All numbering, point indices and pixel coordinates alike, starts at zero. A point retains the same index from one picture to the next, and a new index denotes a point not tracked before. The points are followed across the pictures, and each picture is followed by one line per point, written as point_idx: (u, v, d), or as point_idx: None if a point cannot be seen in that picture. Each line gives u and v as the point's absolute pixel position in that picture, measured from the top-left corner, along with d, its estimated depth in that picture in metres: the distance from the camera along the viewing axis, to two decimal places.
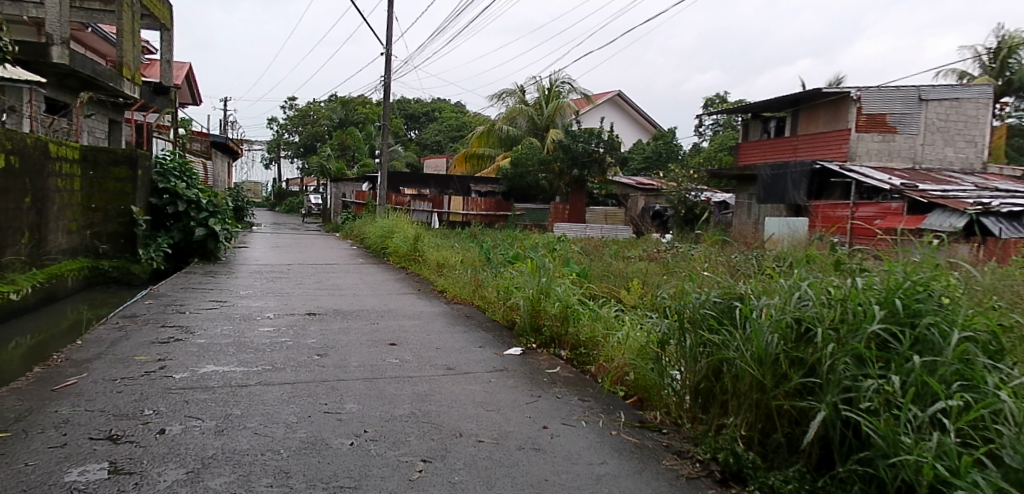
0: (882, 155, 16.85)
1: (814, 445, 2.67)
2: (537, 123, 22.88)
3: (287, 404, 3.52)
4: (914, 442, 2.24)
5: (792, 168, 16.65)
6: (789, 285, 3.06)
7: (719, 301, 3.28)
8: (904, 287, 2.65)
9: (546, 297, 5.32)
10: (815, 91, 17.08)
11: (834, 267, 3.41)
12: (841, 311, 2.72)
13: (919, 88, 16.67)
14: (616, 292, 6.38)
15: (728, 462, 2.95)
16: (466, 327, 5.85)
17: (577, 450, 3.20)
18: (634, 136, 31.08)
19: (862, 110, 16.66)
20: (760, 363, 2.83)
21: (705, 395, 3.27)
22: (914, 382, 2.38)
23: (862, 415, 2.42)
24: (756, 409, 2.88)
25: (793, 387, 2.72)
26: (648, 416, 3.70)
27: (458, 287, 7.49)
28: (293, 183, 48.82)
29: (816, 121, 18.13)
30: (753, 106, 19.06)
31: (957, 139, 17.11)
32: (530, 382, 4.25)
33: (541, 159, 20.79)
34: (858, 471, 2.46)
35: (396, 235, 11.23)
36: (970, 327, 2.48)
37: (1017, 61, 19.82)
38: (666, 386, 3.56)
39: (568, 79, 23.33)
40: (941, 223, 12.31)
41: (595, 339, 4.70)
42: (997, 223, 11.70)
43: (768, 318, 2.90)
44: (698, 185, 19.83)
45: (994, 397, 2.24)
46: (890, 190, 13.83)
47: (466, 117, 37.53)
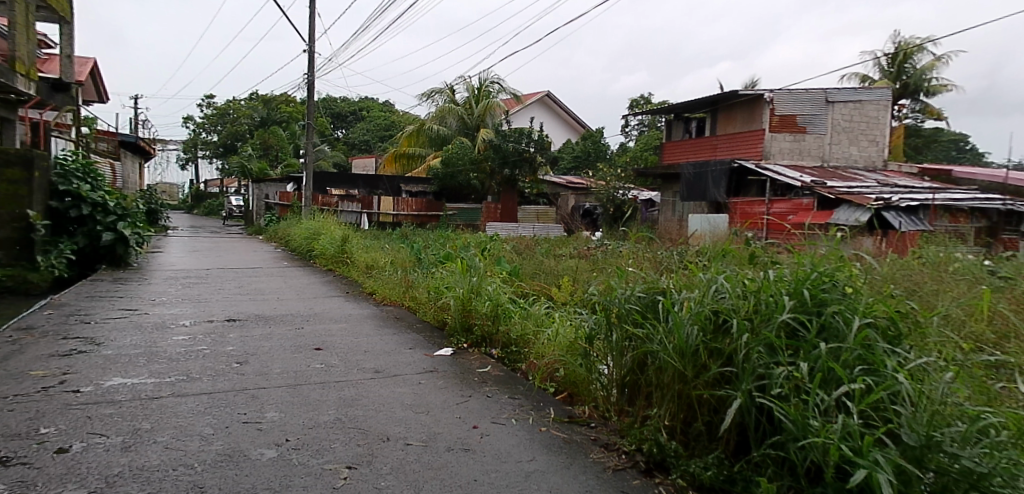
0: (794, 154, 17.74)
1: (731, 432, 2.78)
2: (466, 123, 22.77)
3: (202, 415, 3.37)
4: (821, 424, 2.36)
5: (712, 167, 17.32)
6: (708, 278, 3.16)
7: (643, 296, 3.36)
8: (811, 278, 2.79)
9: (477, 296, 5.30)
10: (732, 93, 17.78)
11: (749, 260, 3.56)
12: (755, 302, 2.84)
13: (825, 90, 17.59)
14: (547, 290, 6.42)
15: (652, 451, 3.02)
16: (396, 328, 5.77)
17: (507, 448, 3.22)
18: (564, 136, 31.54)
19: (775, 111, 17.49)
20: (681, 355, 2.92)
21: (631, 388, 3.34)
22: (820, 368, 2.51)
23: (773, 401, 2.53)
24: (678, 399, 2.96)
25: (712, 376, 2.82)
26: (577, 410, 3.75)
27: (388, 287, 7.40)
28: (213, 183, 46.85)
29: (734, 122, 18.91)
30: (675, 107, 19.62)
31: (862, 139, 18.14)
32: (460, 382, 4.23)
33: (472, 158, 20.69)
34: (770, 455, 2.57)
35: (323, 237, 10.98)
36: (870, 314, 2.65)
37: (912, 66, 21.25)
38: (594, 380, 3.61)
39: (497, 78, 23.34)
40: (847, 217, 13.11)
41: (526, 337, 4.73)
42: (896, 217, 12.55)
43: (688, 310, 3.00)
44: (626, 184, 20.22)
45: (892, 379, 2.40)
46: (801, 187, 14.58)
47: (395, 116, 37.05)
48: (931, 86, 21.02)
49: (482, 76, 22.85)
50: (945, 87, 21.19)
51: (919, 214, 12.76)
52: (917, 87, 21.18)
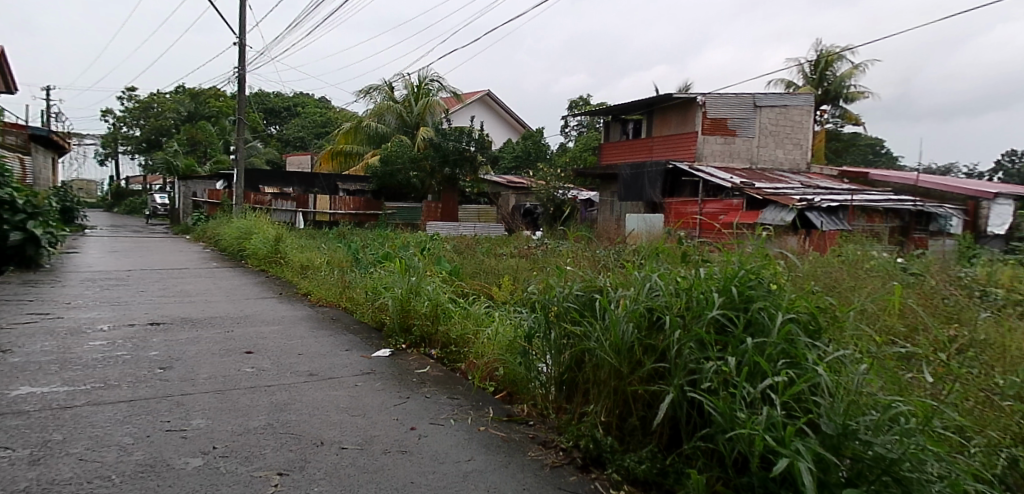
0: (725, 155, 18.35)
1: (664, 426, 2.84)
2: (405, 121, 22.49)
3: (121, 424, 3.20)
4: (747, 416, 2.45)
5: (648, 167, 17.72)
6: (642, 276, 3.23)
7: (581, 294, 3.40)
8: (739, 275, 2.89)
9: (415, 296, 5.24)
10: (666, 96, 18.24)
11: (681, 258, 3.65)
12: (686, 300, 2.92)
13: (754, 95, 18.26)
14: (487, 289, 6.42)
15: (589, 447, 3.05)
16: (332, 330, 5.65)
17: (444, 448, 3.19)
18: (504, 135, 31.61)
19: (707, 114, 18.06)
20: (616, 352, 2.97)
21: (569, 385, 3.37)
22: (747, 362, 2.60)
23: (704, 395, 2.61)
24: (614, 395, 3.01)
25: (646, 372, 2.88)
26: (516, 408, 3.76)
27: (323, 288, 7.23)
28: (135, 180, 44.64)
29: (669, 124, 19.43)
30: (613, 108, 19.95)
31: (787, 142, 18.91)
32: (398, 383, 4.18)
33: (411, 157, 20.42)
34: (701, 448, 2.65)
35: (255, 236, 10.63)
36: (792, 310, 2.76)
37: (832, 73, 22.30)
38: (533, 378, 3.64)
39: (436, 76, 23.16)
40: (774, 217, 13.65)
41: (465, 336, 4.70)
42: (819, 217, 13.19)
43: (624, 308, 3.05)
44: (565, 184, 20.40)
45: (812, 372, 2.50)
46: (731, 188, 15.10)
47: (331, 112, 36.26)
48: (850, 93, 22.15)
49: (421, 73, 22.62)
50: (863, 94, 22.34)
51: (839, 214, 13.41)
52: (837, 93, 22.27)
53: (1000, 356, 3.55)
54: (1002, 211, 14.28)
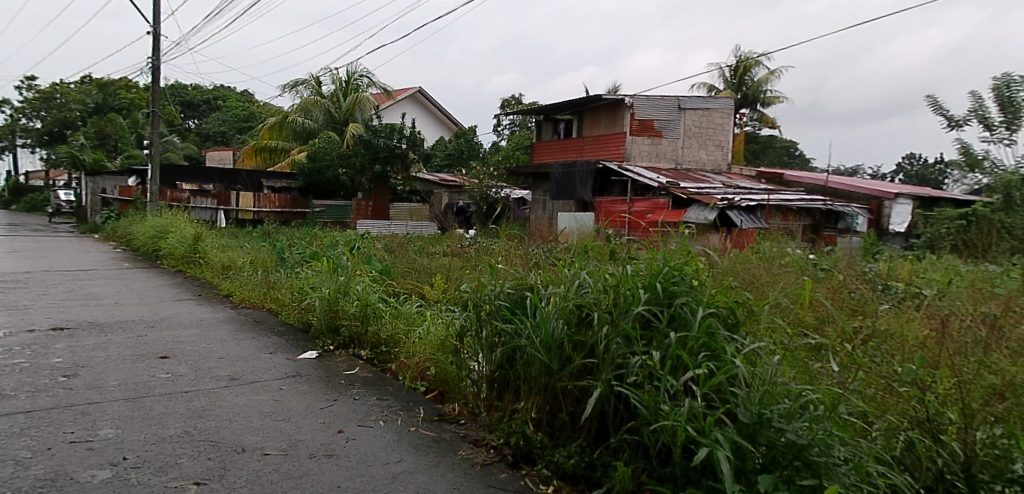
0: (652, 156, 18.85)
1: (592, 420, 2.88)
2: (334, 116, 21.95)
3: (18, 436, 2.99)
4: (671, 408, 2.52)
5: (579, 167, 18.01)
6: (572, 274, 3.28)
7: (512, 292, 3.42)
8: (663, 272, 2.98)
9: (344, 296, 5.13)
10: (596, 97, 18.57)
11: (609, 255, 3.72)
12: (614, 296, 2.98)
13: (679, 97, 18.84)
14: (420, 288, 6.34)
15: (519, 444, 3.07)
16: (255, 332, 5.45)
17: (373, 451, 3.13)
18: (436, 133, 31.37)
19: (634, 116, 18.52)
20: (547, 348, 3.01)
21: (499, 383, 3.37)
22: (670, 355, 2.68)
23: (630, 389, 2.66)
24: (544, 392, 3.04)
25: (576, 368, 2.92)
26: (447, 408, 3.72)
27: (247, 289, 6.96)
28: (36, 176, 41.66)
29: (598, 124, 19.79)
30: (544, 107, 20.14)
31: (710, 144, 19.58)
32: (325, 386, 4.07)
33: (340, 153, 19.95)
34: (627, 440, 2.71)
35: (171, 235, 10.13)
36: (713, 305, 2.86)
37: (750, 79, 23.24)
38: (465, 377, 3.62)
39: (365, 71, 22.72)
40: (698, 217, 14.09)
41: (396, 337, 4.62)
42: (739, 216, 13.73)
43: (554, 305, 3.09)
44: (499, 182, 20.40)
45: (730, 363, 2.60)
46: (658, 188, 15.54)
47: (255, 107, 34.98)
48: (767, 97, 23.19)
49: (349, 69, 22.15)
50: (778, 99, 23.40)
51: (756, 213, 14.03)
52: (756, 97, 23.26)
53: (899, 345, 3.79)
54: (902, 211, 15.33)
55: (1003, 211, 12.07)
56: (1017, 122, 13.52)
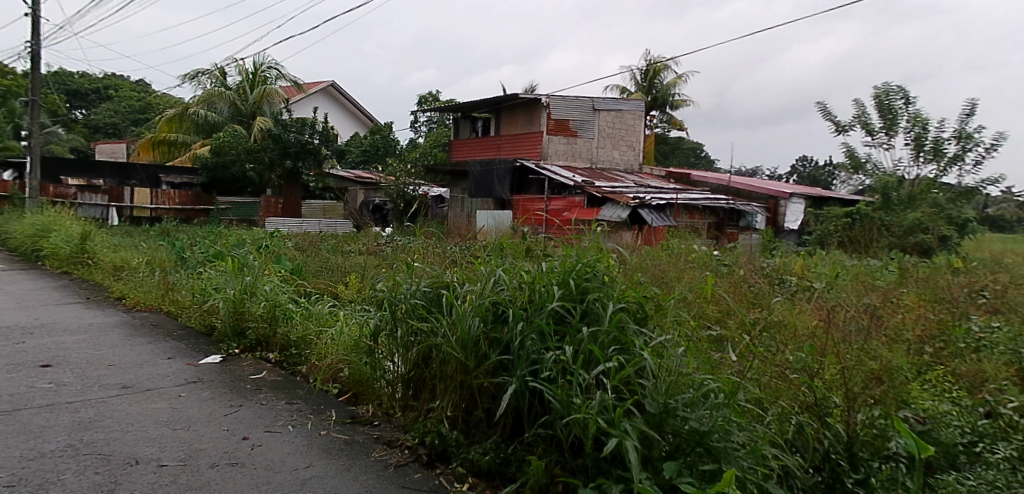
0: (568, 155, 19.19)
1: (507, 416, 2.90)
2: (240, 109, 20.97)
3: None
4: (583, 401, 2.57)
5: (497, 165, 18.10)
6: (488, 271, 3.30)
7: (428, 290, 3.39)
8: (576, 269, 3.05)
9: (251, 297, 4.90)
10: (513, 96, 18.72)
11: (525, 253, 3.76)
12: (529, 293, 3.03)
13: (593, 98, 19.26)
14: (333, 288, 6.17)
15: (433, 443, 3.04)
16: (151, 337, 5.13)
17: (280, 457, 3.02)
18: (350, 129, 30.60)
19: (550, 115, 18.81)
20: (462, 347, 3.00)
21: (415, 382, 3.34)
22: (582, 350, 2.75)
23: (544, 384, 2.70)
24: (460, 389, 3.03)
25: (491, 365, 2.93)
26: (360, 410, 3.64)
27: (142, 291, 6.54)
28: None
29: (515, 123, 19.97)
30: (461, 105, 20.10)
31: (623, 144, 20.09)
32: (229, 391, 3.89)
33: (248, 148, 19.07)
34: (541, 434, 2.74)
35: (55, 233, 9.35)
36: (623, 300, 2.96)
37: (659, 82, 24.08)
38: (379, 378, 3.56)
39: (274, 63, 21.90)
40: (612, 215, 14.50)
41: (308, 338, 4.47)
42: (650, 214, 14.21)
43: (470, 303, 3.10)
44: (416, 179, 20.01)
45: (639, 357, 2.69)
46: (574, 186, 15.87)
47: (152, 97, 32.88)
48: (676, 100, 24.09)
49: (256, 59, 21.21)
50: (686, 102, 24.37)
51: (666, 211, 14.55)
52: (665, 100, 24.12)
53: (792, 334, 4.06)
54: (796, 209, 16.27)
55: (883, 210, 13.12)
56: (895, 128, 14.72)
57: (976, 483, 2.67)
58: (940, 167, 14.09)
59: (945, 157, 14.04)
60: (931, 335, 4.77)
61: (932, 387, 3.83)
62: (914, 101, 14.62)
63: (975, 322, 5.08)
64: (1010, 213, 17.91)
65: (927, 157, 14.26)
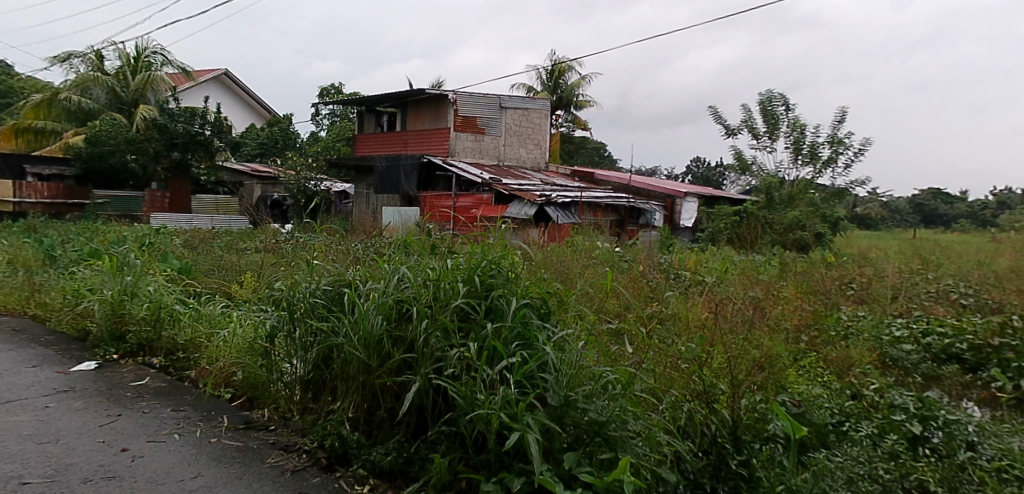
0: (474, 152, 19.21)
1: (410, 415, 2.87)
2: (119, 96, 19.45)
3: None
4: (486, 396, 2.59)
5: (403, 161, 17.85)
6: (391, 270, 3.26)
7: (329, 289, 3.31)
8: (481, 265, 3.07)
9: (131, 298, 4.58)
10: (419, 92, 18.54)
11: (429, 250, 3.73)
12: (434, 290, 3.01)
13: (500, 96, 19.39)
14: (226, 287, 5.88)
15: (334, 446, 2.95)
16: (13, 344, 4.67)
17: (164, 468, 2.85)
18: (245, 120, 29.15)
19: (457, 112, 18.79)
20: (365, 346, 2.94)
21: (315, 384, 3.23)
22: (486, 346, 2.77)
23: (448, 381, 2.69)
24: (362, 390, 2.97)
25: (395, 364, 2.89)
26: (254, 414, 3.48)
27: (5, 293, 5.94)
28: None
29: (421, 119, 19.78)
30: (365, 99, 19.64)
31: (529, 143, 20.30)
32: (106, 400, 3.61)
33: (129, 138, 17.72)
34: (444, 432, 2.74)
35: None
36: (527, 296, 3.00)
37: (564, 82, 24.54)
38: (275, 381, 3.42)
39: (159, 48, 20.43)
40: (518, 212, 14.63)
41: (197, 341, 4.23)
42: (555, 211, 14.48)
43: (373, 301, 3.04)
44: (318, 174, 19.34)
45: (541, 351, 2.74)
46: (482, 184, 15.90)
47: (17, 80, 29.82)
48: (579, 100, 24.63)
49: (139, 43, 19.73)
50: (589, 103, 24.98)
51: (571, 208, 14.89)
52: (569, 100, 24.62)
53: (684, 326, 4.25)
54: (690, 208, 17.12)
55: (767, 208, 14.04)
56: (777, 132, 15.77)
57: (843, 459, 2.93)
58: (816, 170, 15.21)
59: (820, 160, 15.19)
60: (807, 324, 5.15)
61: (806, 372, 4.15)
62: (793, 108, 15.72)
63: (844, 312, 5.56)
64: (875, 212, 19.67)
65: (805, 160, 15.37)
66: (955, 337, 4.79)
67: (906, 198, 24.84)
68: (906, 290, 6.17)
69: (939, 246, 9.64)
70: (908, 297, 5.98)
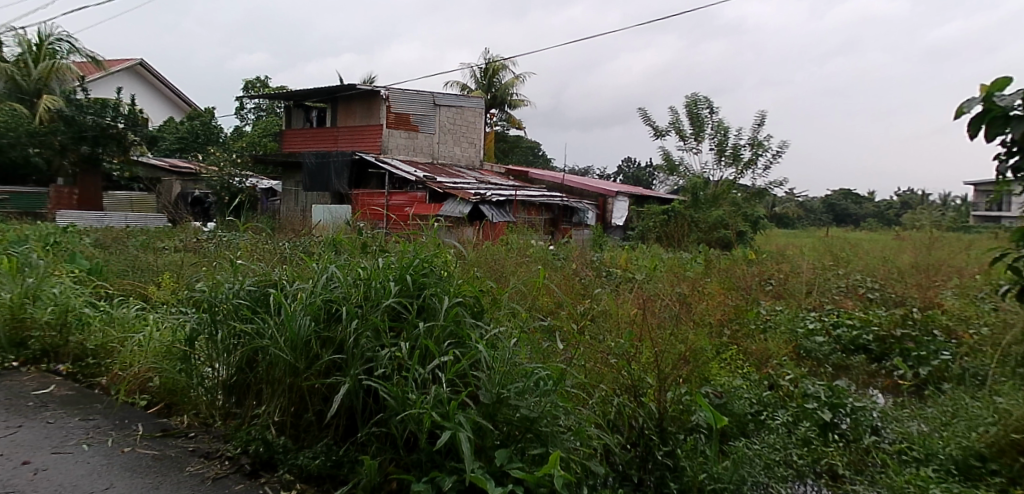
0: (408, 150, 18.99)
1: (340, 418, 2.81)
2: (20, 85, 18.14)
3: None
4: (418, 396, 2.56)
5: (334, 158, 17.46)
6: (319, 269, 3.19)
7: (253, 290, 3.21)
8: (413, 264, 3.05)
9: (33, 301, 4.29)
10: (350, 88, 18.19)
11: (360, 248, 3.67)
12: (365, 290, 2.96)
13: (433, 93, 19.26)
14: (142, 289, 5.59)
15: (259, 452, 2.86)
16: None
17: (71, 481, 2.69)
18: (163, 113, 27.77)
19: (390, 108, 18.54)
20: (292, 348, 2.86)
21: (239, 388, 3.12)
22: (418, 346, 2.75)
23: (378, 381, 2.65)
24: (289, 393, 2.89)
25: (323, 365, 2.83)
26: (173, 422, 3.32)
27: None
28: None
29: (353, 115, 19.41)
30: (293, 93, 19.09)
31: (463, 141, 20.23)
32: (5, 411, 3.37)
33: (32, 131, 16.55)
34: (375, 433, 2.70)
35: None
36: (460, 295, 3.00)
37: (498, 81, 24.57)
38: (195, 386, 3.28)
39: (65, 35, 19.05)
40: (452, 210, 14.53)
41: (109, 346, 4.01)
42: (490, 210, 14.48)
43: (301, 302, 2.97)
44: (243, 171, 18.63)
45: (473, 349, 2.74)
46: (416, 182, 15.76)
47: None
48: (513, 100, 24.76)
49: (42, 29, 18.42)
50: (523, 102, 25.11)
51: (505, 207, 14.94)
52: (503, 99, 24.68)
53: (614, 322, 4.34)
54: (621, 207, 17.60)
55: (693, 208, 14.50)
56: (702, 134, 16.33)
57: (761, 446, 3.06)
58: (738, 171, 15.85)
59: (742, 162, 15.82)
60: (729, 318, 5.36)
61: (728, 364, 4.32)
62: (717, 111, 16.32)
63: (763, 306, 5.83)
64: (792, 212, 20.65)
65: (728, 162, 15.99)
66: (863, 328, 5.10)
67: (820, 199, 26.26)
68: (819, 284, 6.52)
69: (849, 243, 10.22)
70: (821, 292, 6.33)
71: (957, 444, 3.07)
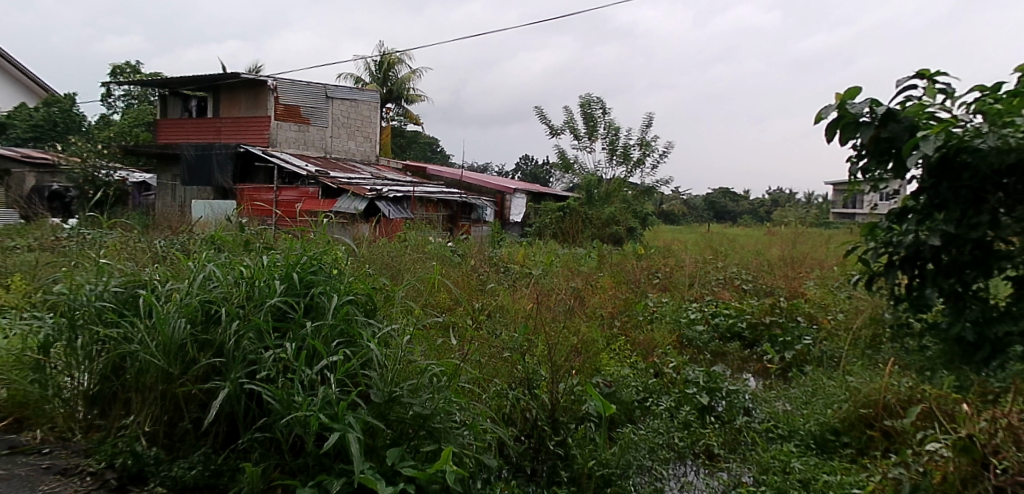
0: (298, 143, 18.27)
1: (219, 424, 2.67)
2: None
3: None
4: (305, 399, 2.46)
5: (216, 149, 16.50)
6: (196, 268, 3.01)
7: (120, 291, 2.99)
8: (301, 262, 2.96)
9: None
10: (234, 77, 17.28)
11: (242, 245, 3.48)
12: (247, 289, 2.83)
13: (325, 85, 18.63)
14: None
15: (126, 465, 2.64)
16: None
17: None
18: (13, 99, 25.05)
19: (278, 100, 17.79)
20: (165, 352, 2.68)
21: (104, 398, 2.88)
22: (305, 346, 2.65)
23: (261, 384, 2.53)
24: (162, 400, 2.71)
25: (200, 370, 2.67)
26: (23, 437, 3.00)
27: None
28: None
29: (237, 106, 18.42)
30: (169, 81, 17.85)
31: (358, 135, 19.69)
32: None
33: None
34: (257, 439, 2.57)
35: None
36: (350, 293, 2.93)
37: (394, 75, 24.08)
38: (50, 398, 2.98)
39: None
40: (347, 207, 14.05)
41: None
42: (387, 206, 14.16)
43: (175, 304, 2.78)
44: (110, 162, 17.15)
45: (365, 349, 2.68)
46: (306, 176, 15.13)
47: None
48: (408, 95, 24.37)
49: None
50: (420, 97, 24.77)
51: (403, 204, 14.63)
52: (400, 94, 24.23)
53: (510, 318, 4.39)
54: (520, 203, 17.99)
55: (587, 204, 14.91)
56: (595, 134, 16.82)
57: (645, 432, 3.20)
58: (628, 170, 16.46)
59: (632, 161, 16.44)
60: (619, 311, 5.57)
61: (617, 354, 4.48)
62: (609, 111, 16.87)
63: (651, 298, 6.09)
64: (677, 209, 21.74)
65: (618, 161, 16.57)
66: (738, 317, 5.47)
67: (702, 196, 27.77)
68: (701, 277, 6.92)
69: (729, 239, 10.88)
70: (702, 284, 6.72)
71: (816, 420, 3.36)
